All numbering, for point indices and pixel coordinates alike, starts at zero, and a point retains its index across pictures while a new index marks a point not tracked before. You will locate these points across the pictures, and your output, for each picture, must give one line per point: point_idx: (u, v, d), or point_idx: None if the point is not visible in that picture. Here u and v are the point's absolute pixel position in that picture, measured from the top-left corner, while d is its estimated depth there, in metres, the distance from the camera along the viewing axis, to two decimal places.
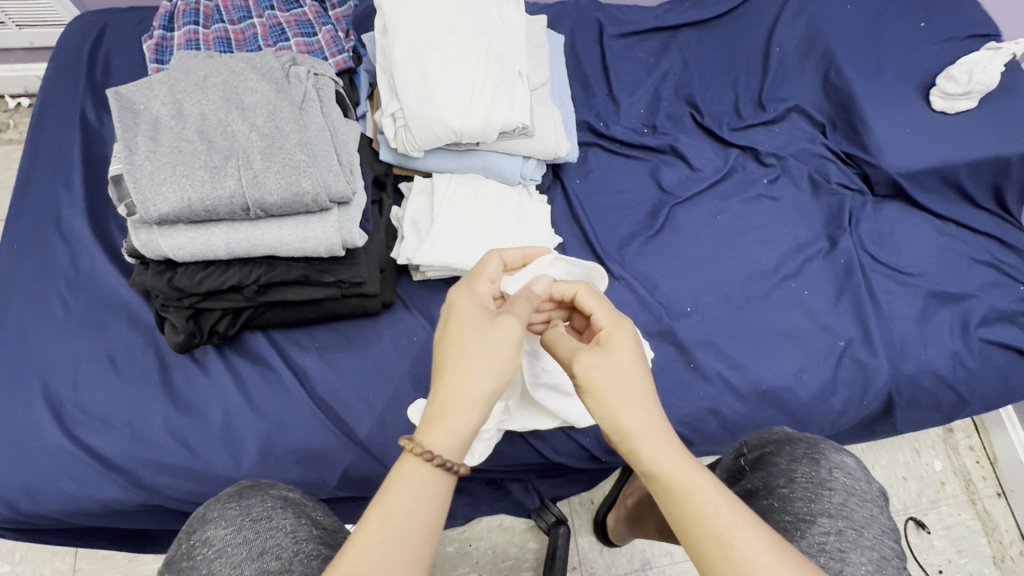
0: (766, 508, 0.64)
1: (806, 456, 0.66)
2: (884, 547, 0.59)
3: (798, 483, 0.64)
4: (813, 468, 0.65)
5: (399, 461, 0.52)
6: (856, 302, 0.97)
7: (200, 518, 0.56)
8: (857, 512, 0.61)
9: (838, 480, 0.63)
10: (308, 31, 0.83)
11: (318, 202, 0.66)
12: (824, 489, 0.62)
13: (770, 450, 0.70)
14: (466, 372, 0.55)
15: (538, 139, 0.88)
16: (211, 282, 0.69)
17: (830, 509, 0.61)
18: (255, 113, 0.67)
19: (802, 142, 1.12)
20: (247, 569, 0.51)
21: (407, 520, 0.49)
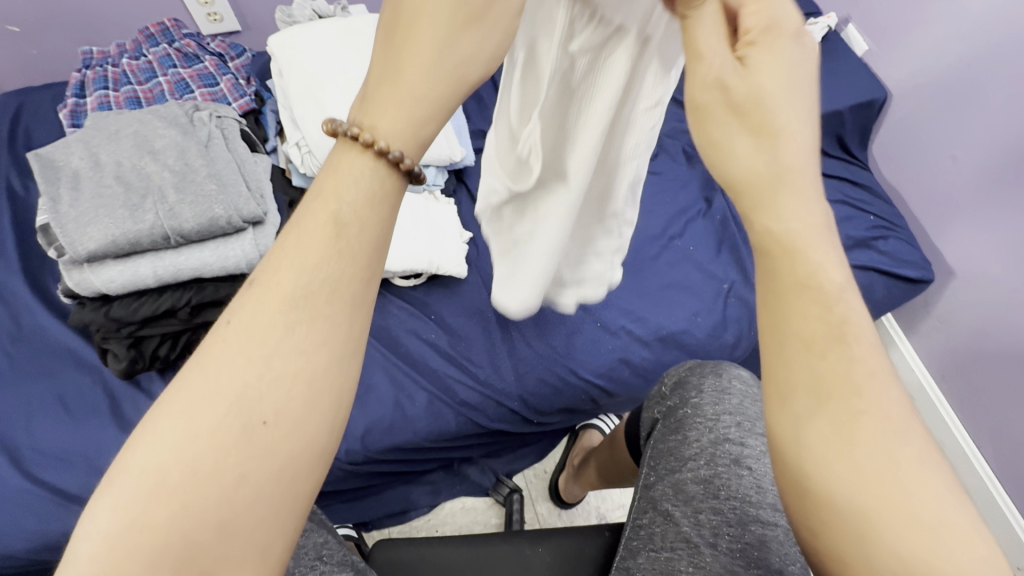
0: (681, 417, 0.66)
1: (710, 369, 0.69)
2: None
3: (706, 391, 0.67)
4: (718, 378, 0.68)
5: (336, 158, 0.38)
6: (733, 249, 1.13)
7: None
8: (753, 410, 0.66)
9: (737, 386, 0.68)
10: (211, 83, 0.94)
11: (232, 223, 0.76)
12: (728, 393, 0.66)
13: (685, 369, 0.72)
14: (415, 61, 0.36)
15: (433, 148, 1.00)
16: (146, 309, 0.77)
17: (731, 407, 0.65)
18: (165, 155, 0.76)
19: (673, 123, 1.29)
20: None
21: (353, 216, 0.36)
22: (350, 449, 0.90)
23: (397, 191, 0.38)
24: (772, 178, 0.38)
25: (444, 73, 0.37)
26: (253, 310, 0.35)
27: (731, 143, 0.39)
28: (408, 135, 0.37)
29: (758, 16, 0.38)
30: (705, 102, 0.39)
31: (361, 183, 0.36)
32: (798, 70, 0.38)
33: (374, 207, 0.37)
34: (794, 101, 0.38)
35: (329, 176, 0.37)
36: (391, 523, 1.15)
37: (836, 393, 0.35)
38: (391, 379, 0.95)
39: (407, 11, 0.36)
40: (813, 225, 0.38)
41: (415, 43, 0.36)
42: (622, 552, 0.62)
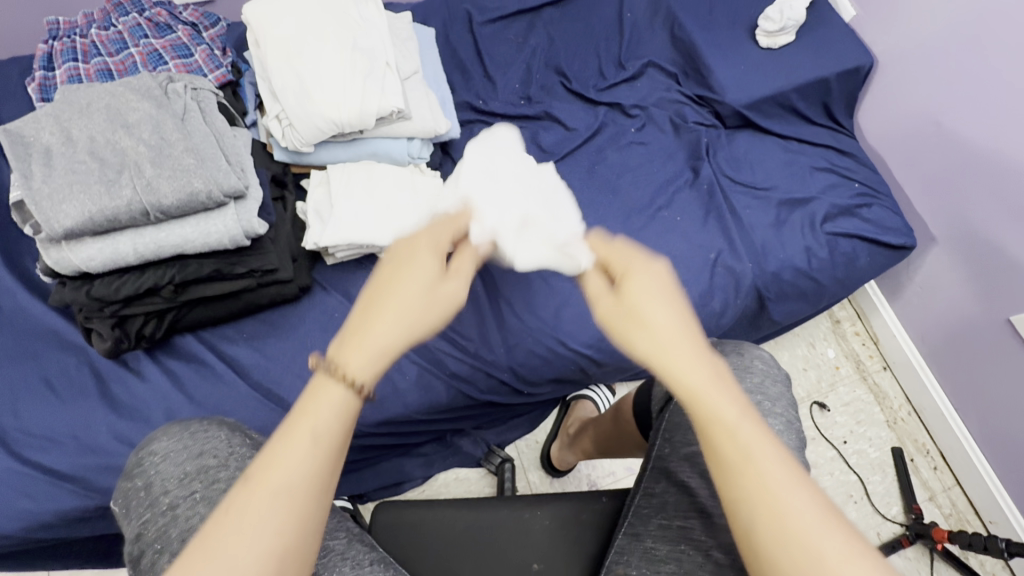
0: None
1: (734, 351, 0.73)
2: (789, 413, 0.69)
3: (727, 368, 0.70)
4: (738, 358, 0.72)
5: (312, 384, 0.47)
6: (720, 219, 1.13)
7: (150, 438, 0.65)
8: (772, 389, 0.70)
9: (757, 365, 0.71)
10: (184, 54, 0.91)
11: (212, 198, 0.74)
12: (749, 372, 0.70)
13: (703, 348, 0.75)
14: (381, 321, 0.51)
15: (417, 120, 0.99)
16: (128, 288, 0.77)
17: (753, 388, 0.69)
18: (140, 129, 0.74)
19: (660, 92, 1.27)
20: (187, 465, 0.61)
21: (331, 433, 0.45)
22: None
23: (351, 404, 0.47)
24: (657, 352, 0.51)
25: (399, 327, 0.51)
26: (246, 501, 0.42)
27: (636, 339, 0.53)
28: (369, 365, 0.48)
29: (623, 268, 0.59)
30: (612, 322, 0.55)
31: (335, 403, 0.46)
32: (656, 292, 0.55)
33: (344, 418, 0.46)
34: (659, 312, 0.53)
35: (306, 402, 0.46)
36: (386, 495, 1.16)
37: (737, 461, 0.45)
38: None
39: (376, 293, 0.53)
40: (709, 380, 0.49)
41: (391, 300, 0.52)
42: (629, 517, 0.67)
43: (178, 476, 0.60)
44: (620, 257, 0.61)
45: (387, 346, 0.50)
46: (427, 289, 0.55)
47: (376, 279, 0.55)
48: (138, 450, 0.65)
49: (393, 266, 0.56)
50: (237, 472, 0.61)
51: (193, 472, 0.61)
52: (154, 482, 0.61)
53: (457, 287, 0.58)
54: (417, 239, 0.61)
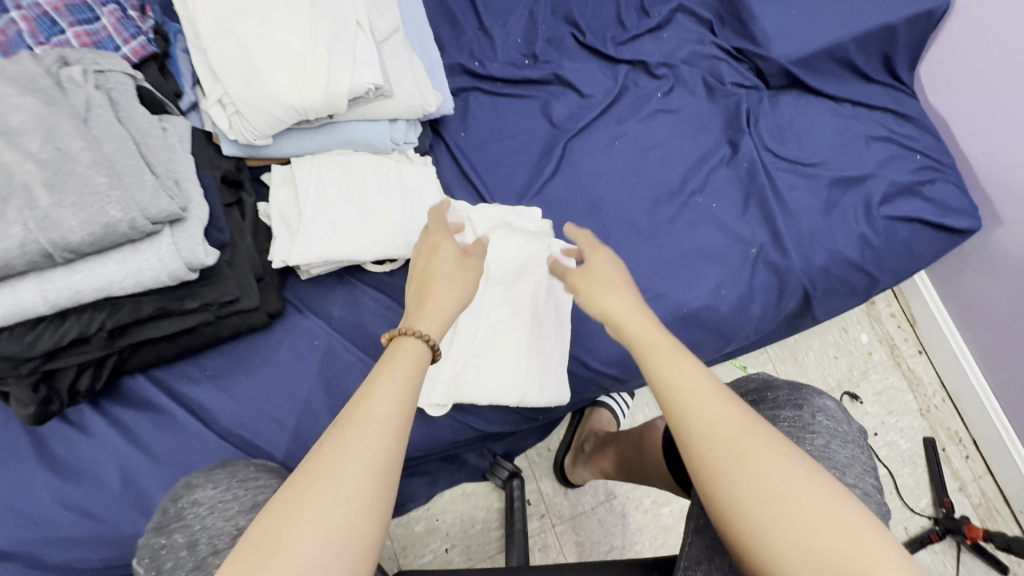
0: None
1: (790, 402, 0.65)
2: (865, 484, 0.58)
3: (780, 429, 0.62)
4: (796, 413, 0.63)
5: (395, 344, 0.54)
6: (763, 204, 0.96)
7: (185, 485, 0.59)
8: (840, 453, 0.60)
9: (821, 423, 0.62)
10: (87, 17, 0.68)
11: (138, 228, 0.56)
12: (808, 432, 0.60)
13: (751, 399, 0.69)
14: (441, 293, 0.60)
15: (400, 97, 0.79)
16: (45, 342, 0.60)
17: (812, 452, 0.59)
18: (26, 137, 0.54)
19: (691, 45, 1.06)
20: (242, 519, 0.54)
21: (410, 379, 0.51)
22: None
23: (420, 351, 0.55)
24: (607, 298, 0.61)
25: (454, 291, 0.62)
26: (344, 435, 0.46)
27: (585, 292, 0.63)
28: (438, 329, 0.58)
29: (586, 246, 0.68)
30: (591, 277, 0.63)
31: (410, 354, 0.53)
32: (613, 271, 0.64)
33: (416, 363, 0.53)
34: (614, 297, 0.61)
35: (386, 361, 0.52)
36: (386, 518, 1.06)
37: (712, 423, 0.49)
38: None
39: (424, 288, 0.61)
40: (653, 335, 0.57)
41: (437, 276, 0.62)
42: None
43: (233, 532, 0.53)
44: (586, 242, 0.69)
45: (444, 314, 0.59)
46: (458, 269, 0.64)
47: (418, 269, 0.64)
48: (176, 501, 0.57)
49: (425, 254, 0.65)
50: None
51: (252, 527, 0.53)
52: (201, 538, 0.52)
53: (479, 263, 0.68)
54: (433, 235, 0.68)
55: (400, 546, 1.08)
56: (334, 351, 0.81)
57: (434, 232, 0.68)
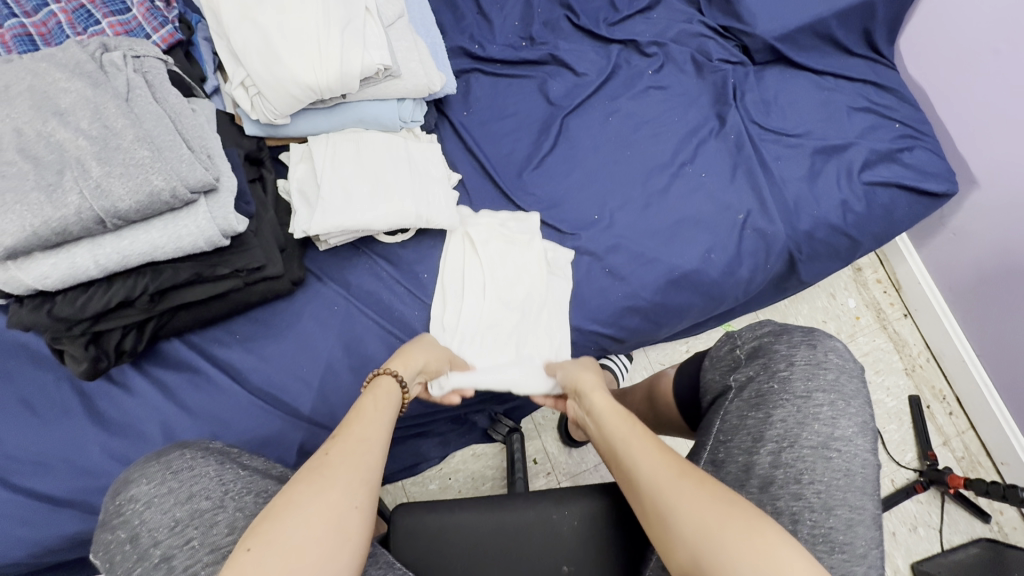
0: (766, 390, 0.69)
1: (805, 342, 0.72)
2: (865, 412, 0.67)
3: (797, 365, 0.69)
4: (812, 351, 0.71)
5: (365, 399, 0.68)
6: (749, 174, 1.02)
7: (124, 480, 0.63)
8: (848, 386, 0.68)
9: (833, 360, 0.70)
10: (119, 8, 0.74)
11: (178, 197, 0.63)
12: (823, 369, 0.68)
13: (767, 339, 0.75)
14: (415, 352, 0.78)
15: (407, 78, 0.85)
16: (95, 305, 0.67)
17: (824, 385, 0.67)
18: (77, 116, 0.60)
19: (679, 24, 1.11)
20: (179, 510, 0.58)
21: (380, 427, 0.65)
22: None
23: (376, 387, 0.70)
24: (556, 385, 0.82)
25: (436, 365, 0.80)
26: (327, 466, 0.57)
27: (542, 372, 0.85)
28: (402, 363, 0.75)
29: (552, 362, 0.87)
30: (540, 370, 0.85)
31: (379, 406, 0.67)
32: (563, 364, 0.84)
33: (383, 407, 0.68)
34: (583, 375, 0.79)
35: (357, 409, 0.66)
36: (402, 477, 1.13)
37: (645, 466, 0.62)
38: (390, 347, 0.87)
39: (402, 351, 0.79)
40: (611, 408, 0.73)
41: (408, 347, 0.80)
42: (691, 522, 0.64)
43: (170, 524, 0.57)
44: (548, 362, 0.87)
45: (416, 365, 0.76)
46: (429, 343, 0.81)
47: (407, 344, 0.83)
48: (115, 497, 0.61)
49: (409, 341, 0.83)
50: (239, 512, 0.58)
51: (188, 517, 0.58)
52: (141, 532, 0.57)
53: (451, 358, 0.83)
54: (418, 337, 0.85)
55: None
56: (353, 316, 0.87)
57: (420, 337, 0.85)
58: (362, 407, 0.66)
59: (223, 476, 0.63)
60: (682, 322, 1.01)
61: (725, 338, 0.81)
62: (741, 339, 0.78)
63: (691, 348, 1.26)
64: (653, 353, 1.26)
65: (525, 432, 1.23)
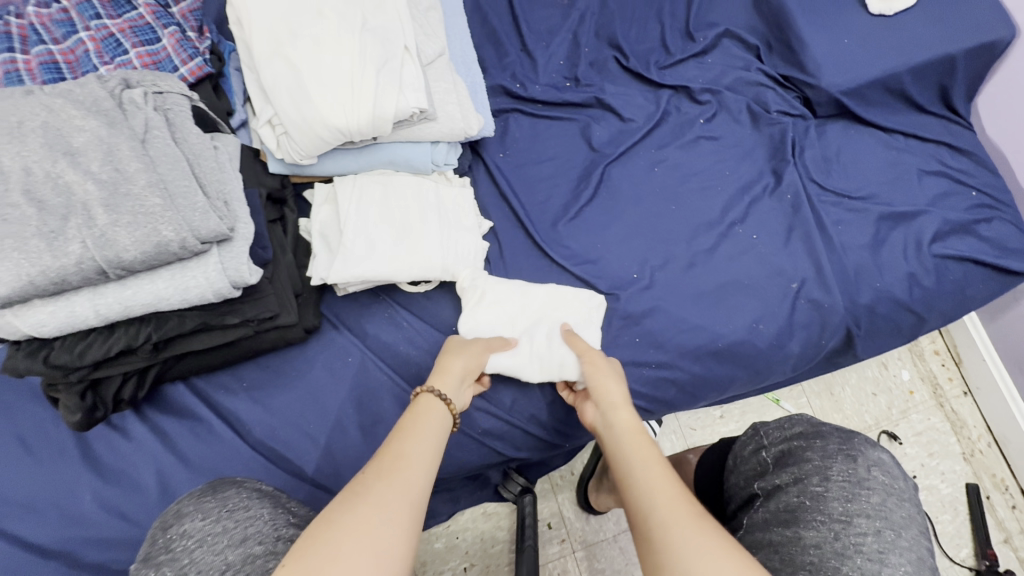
0: (796, 505, 0.63)
1: (842, 453, 0.66)
2: (920, 547, 0.58)
3: (833, 481, 0.63)
4: (851, 465, 0.65)
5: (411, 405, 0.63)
6: (806, 238, 0.93)
7: (174, 514, 0.59)
8: (896, 513, 0.60)
9: (877, 479, 0.63)
10: (149, 38, 0.71)
11: (188, 248, 0.58)
12: (864, 489, 0.62)
13: (798, 445, 0.70)
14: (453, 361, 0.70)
15: (442, 120, 0.79)
16: (94, 354, 0.62)
17: (867, 510, 0.60)
18: (88, 158, 0.56)
19: (736, 71, 1.04)
20: (231, 554, 0.53)
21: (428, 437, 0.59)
22: None
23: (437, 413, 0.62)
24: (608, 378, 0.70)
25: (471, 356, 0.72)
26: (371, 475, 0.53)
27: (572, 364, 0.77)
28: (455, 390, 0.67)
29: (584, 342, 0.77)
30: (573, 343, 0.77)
31: (436, 421, 0.61)
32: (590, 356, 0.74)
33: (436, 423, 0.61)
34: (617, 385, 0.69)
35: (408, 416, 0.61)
36: None
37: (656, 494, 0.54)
38: (403, 406, 0.81)
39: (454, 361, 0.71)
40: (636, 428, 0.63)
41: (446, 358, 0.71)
42: None
43: (221, 568, 0.52)
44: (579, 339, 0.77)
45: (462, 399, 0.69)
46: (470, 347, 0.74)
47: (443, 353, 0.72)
48: (165, 530, 0.58)
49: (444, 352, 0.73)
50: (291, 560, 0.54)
51: (240, 561, 0.52)
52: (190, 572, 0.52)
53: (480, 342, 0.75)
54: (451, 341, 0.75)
55: (421, 561, 1.08)
56: (367, 369, 0.82)
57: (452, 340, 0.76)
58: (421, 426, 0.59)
59: (274, 522, 0.60)
60: (721, 396, 0.92)
61: (752, 435, 0.77)
62: (768, 437, 0.75)
63: (726, 414, 1.17)
64: (685, 417, 1.17)
65: (540, 492, 1.14)
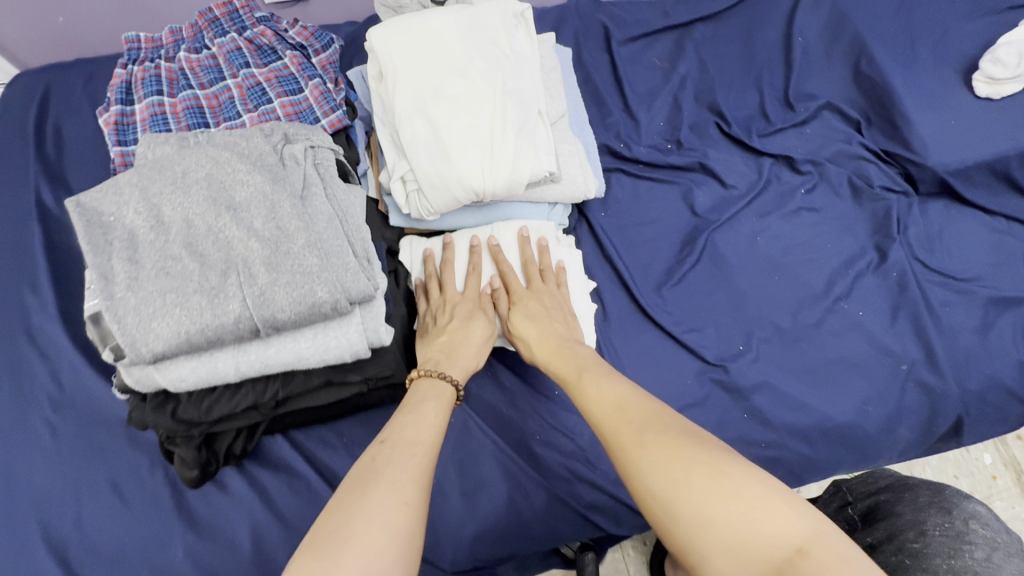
0: (897, 565, 0.59)
1: (934, 506, 0.63)
2: None
3: (931, 536, 0.60)
4: (946, 518, 0.61)
5: (415, 383, 0.65)
6: (914, 318, 0.91)
7: None
8: (1006, 568, 0.55)
9: (977, 532, 0.58)
10: (293, 88, 0.71)
11: (338, 310, 0.56)
12: (966, 543, 0.57)
13: (887, 499, 0.69)
14: (457, 342, 0.70)
15: (565, 183, 0.79)
16: (221, 409, 0.60)
17: (974, 566, 0.55)
18: (250, 212, 0.55)
19: (837, 144, 1.03)
20: None
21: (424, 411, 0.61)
22: (456, 556, 0.75)
23: (429, 392, 0.63)
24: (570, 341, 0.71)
25: (473, 342, 0.71)
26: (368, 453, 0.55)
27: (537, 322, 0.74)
28: (460, 370, 0.68)
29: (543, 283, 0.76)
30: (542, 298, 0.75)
31: (432, 394, 0.63)
32: (549, 305, 0.75)
33: (439, 405, 0.62)
34: (558, 323, 0.73)
35: (408, 400, 0.62)
36: None
37: (636, 421, 0.56)
38: (506, 471, 0.77)
39: (457, 333, 0.70)
40: (594, 361, 0.67)
41: (436, 335, 0.71)
42: None
43: None
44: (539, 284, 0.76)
45: (471, 367, 0.69)
46: (461, 313, 0.73)
47: (438, 327, 0.72)
48: None
49: (432, 322, 0.73)
50: None
51: None
52: None
53: (483, 314, 0.74)
54: (439, 305, 0.74)
55: None
56: (469, 430, 0.79)
57: (438, 309, 0.74)
58: (418, 406, 0.61)
59: None
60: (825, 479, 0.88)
61: (836, 492, 0.79)
62: (853, 494, 0.75)
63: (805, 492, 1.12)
64: None
65: (611, 562, 1.10)
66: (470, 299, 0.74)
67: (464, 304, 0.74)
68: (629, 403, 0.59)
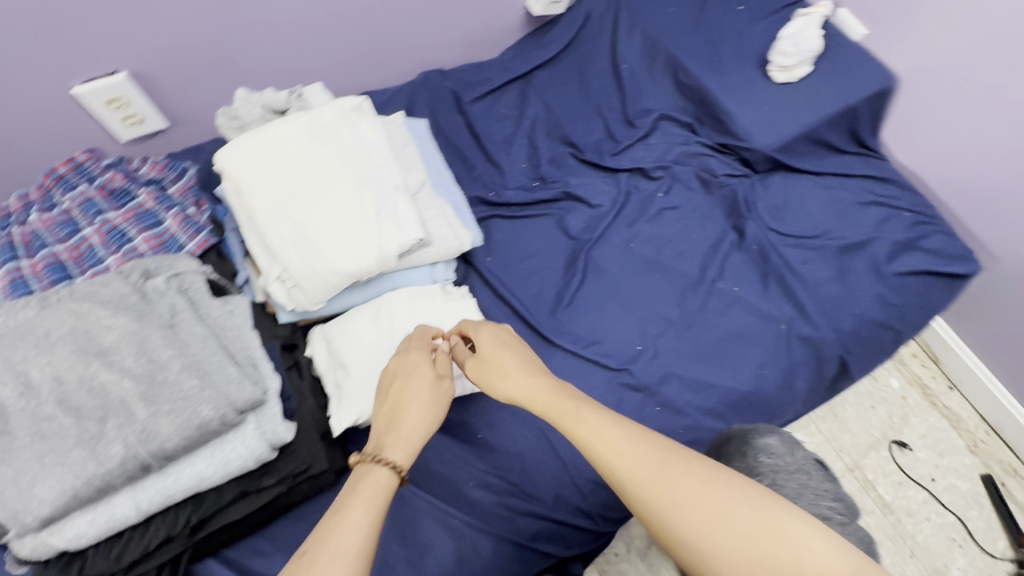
0: None
1: (737, 450, 0.62)
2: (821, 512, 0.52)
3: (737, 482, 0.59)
4: (741, 461, 0.60)
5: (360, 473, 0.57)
6: (781, 281, 1.02)
7: None
8: (789, 486, 0.55)
9: (764, 464, 0.58)
10: (152, 222, 0.74)
11: (227, 422, 0.58)
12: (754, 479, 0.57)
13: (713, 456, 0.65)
14: (404, 413, 0.63)
15: (438, 243, 0.86)
16: (132, 552, 0.59)
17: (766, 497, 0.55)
18: (121, 354, 0.57)
19: (678, 146, 1.17)
20: None
21: (365, 509, 0.53)
22: None
23: (377, 481, 0.56)
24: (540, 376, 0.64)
25: (418, 408, 0.63)
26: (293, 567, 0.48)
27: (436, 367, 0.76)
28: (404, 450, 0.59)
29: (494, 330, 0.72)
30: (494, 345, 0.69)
31: (378, 483, 0.55)
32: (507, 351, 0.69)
33: (376, 497, 0.54)
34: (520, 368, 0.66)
35: (349, 493, 0.54)
36: None
37: (655, 481, 0.51)
38: (450, 528, 0.79)
39: (407, 401, 0.64)
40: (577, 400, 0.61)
41: (388, 409, 0.63)
42: None
43: None
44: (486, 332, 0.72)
45: (417, 441, 0.61)
46: (410, 382, 0.66)
47: (388, 399, 0.65)
48: None
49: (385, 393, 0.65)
50: None
51: None
52: None
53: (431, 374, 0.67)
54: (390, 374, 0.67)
55: None
56: (405, 498, 0.80)
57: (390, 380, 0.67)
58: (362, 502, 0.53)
59: None
60: None
61: None
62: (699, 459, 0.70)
63: None
64: None
65: None
66: (412, 363, 0.67)
67: (409, 369, 0.67)
68: (637, 455, 0.53)
